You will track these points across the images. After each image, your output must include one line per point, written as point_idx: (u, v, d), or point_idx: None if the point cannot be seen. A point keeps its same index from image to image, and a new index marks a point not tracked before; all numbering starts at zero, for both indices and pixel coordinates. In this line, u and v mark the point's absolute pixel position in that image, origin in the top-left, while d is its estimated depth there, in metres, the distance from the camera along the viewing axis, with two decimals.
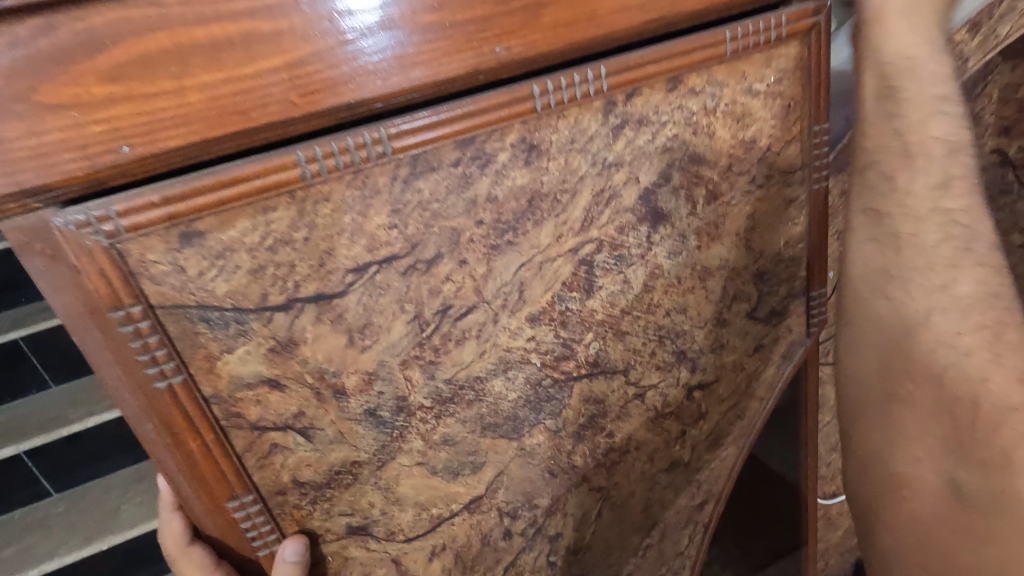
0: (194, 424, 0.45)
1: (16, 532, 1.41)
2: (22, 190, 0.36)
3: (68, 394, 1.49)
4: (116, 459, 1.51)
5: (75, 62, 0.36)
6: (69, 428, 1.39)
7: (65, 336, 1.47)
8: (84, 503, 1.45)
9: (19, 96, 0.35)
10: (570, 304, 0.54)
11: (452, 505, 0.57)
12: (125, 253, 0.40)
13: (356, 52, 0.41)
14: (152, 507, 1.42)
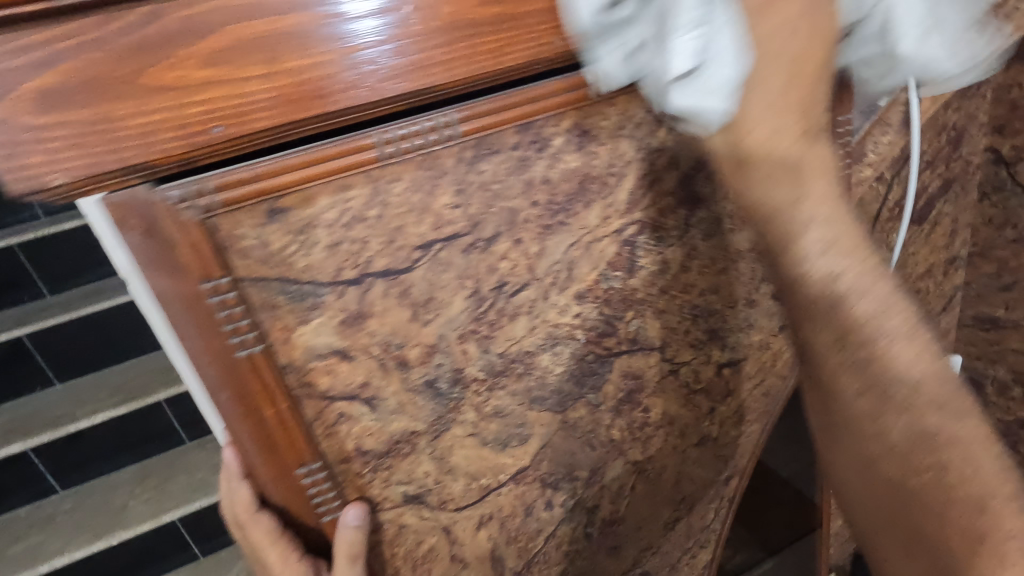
0: (269, 393, 0.48)
1: (29, 527, 1.56)
2: (125, 166, 0.39)
3: (72, 392, 1.66)
4: (115, 459, 1.66)
5: (178, 46, 0.38)
6: (75, 425, 1.55)
7: (66, 338, 1.63)
8: (90, 501, 1.61)
9: (130, 79, 0.37)
10: (614, 282, 0.57)
11: (500, 475, 0.60)
12: (217, 227, 0.42)
13: (359, 60, 0.42)
14: (157, 504, 1.57)
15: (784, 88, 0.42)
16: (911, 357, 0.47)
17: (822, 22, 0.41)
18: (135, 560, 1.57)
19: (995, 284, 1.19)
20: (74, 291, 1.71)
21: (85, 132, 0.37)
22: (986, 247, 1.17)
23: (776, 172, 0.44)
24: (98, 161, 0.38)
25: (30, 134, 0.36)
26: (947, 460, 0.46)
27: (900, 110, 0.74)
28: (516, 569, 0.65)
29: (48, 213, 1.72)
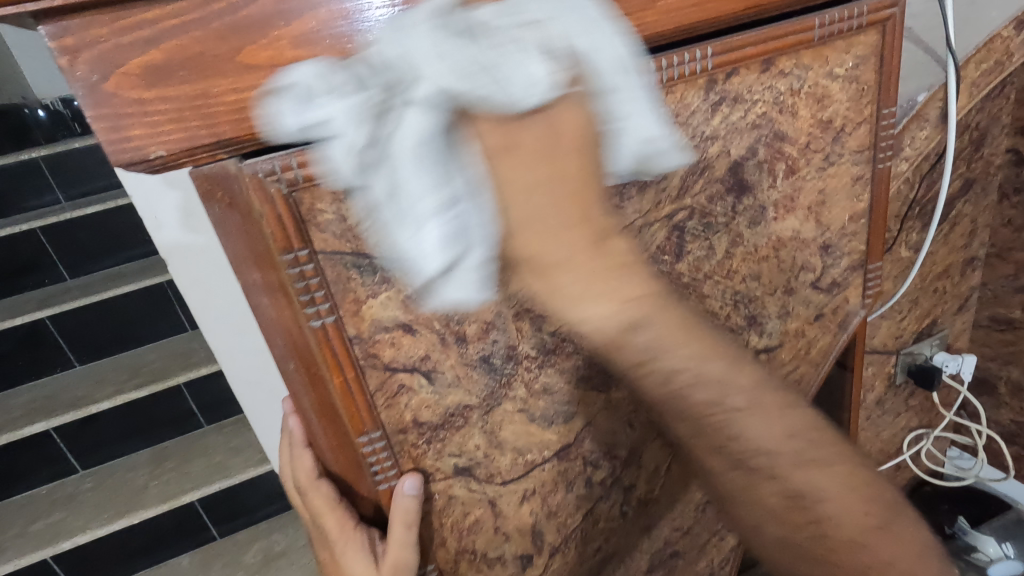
0: (337, 362, 0.50)
1: (53, 503, 1.60)
2: (217, 141, 0.41)
3: (95, 373, 1.69)
4: (137, 440, 1.69)
5: (273, 27, 0.40)
6: (97, 406, 1.58)
7: (88, 320, 1.66)
8: (113, 479, 1.64)
9: (228, 59, 0.40)
10: (662, 265, 0.59)
11: (544, 451, 0.62)
12: (299, 202, 0.44)
13: None
14: (178, 484, 1.59)
15: (550, 225, 0.37)
16: (761, 425, 0.42)
17: (573, 150, 0.37)
18: (155, 539, 1.60)
19: (1012, 285, 1.20)
20: (95, 275, 1.74)
21: (183, 108, 0.39)
22: (1005, 249, 1.18)
23: (577, 294, 0.39)
24: (193, 135, 0.40)
25: (133, 107, 0.38)
26: (825, 516, 0.42)
27: (937, 106, 0.76)
28: (555, 545, 0.67)
29: (69, 198, 1.74)
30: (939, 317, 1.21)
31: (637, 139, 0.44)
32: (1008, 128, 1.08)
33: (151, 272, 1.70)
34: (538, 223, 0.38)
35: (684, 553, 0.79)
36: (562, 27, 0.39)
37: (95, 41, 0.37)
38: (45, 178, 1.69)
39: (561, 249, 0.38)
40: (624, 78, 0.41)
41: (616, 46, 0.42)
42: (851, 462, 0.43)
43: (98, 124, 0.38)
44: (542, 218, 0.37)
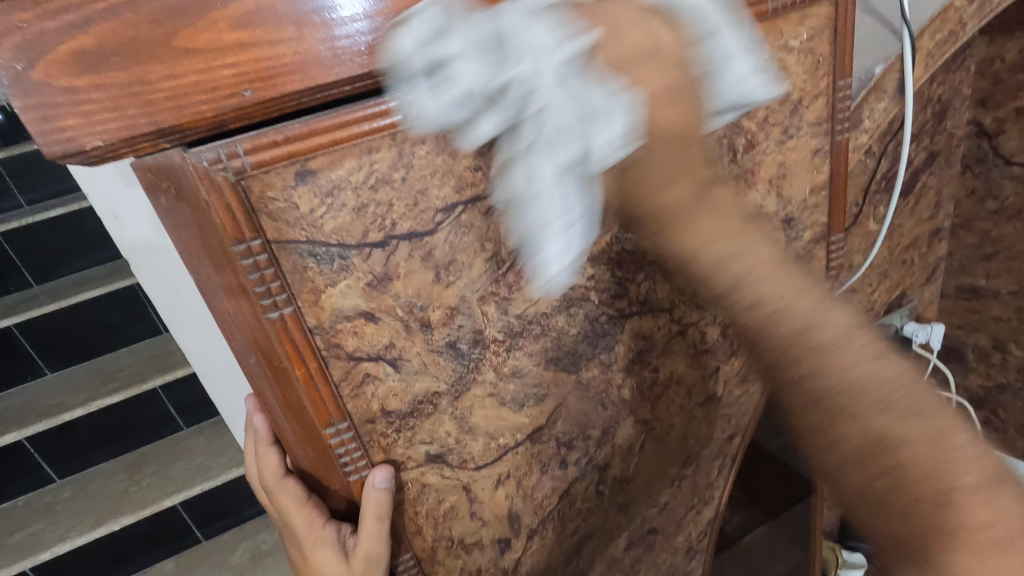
0: (298, 353, 0.49)
1: (29, 515, 1.56)
2: (158, 130, 0.40)
3: (65, 381, 1.65)
4: (112, 446, 1.66)
5: (211, 9, 0.39)
6: (71, 414, 1.54)
7: (56, 326, 1.62)
8: (89, 488, 1.61)
9: (167, 44, 0.38)
10: (626, 244, 0.59)
11: (517, 435, 0.62)
12: (249, 190, 0.43)
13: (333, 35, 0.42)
14: (157, 489, 1.56)
15: (669, 171, 0.44)
16: (856, 359, 0.45)
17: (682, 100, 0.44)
18: (138, 545, 1.58)
19: (977, 255, 1.22)
20: (61, 281, 1.69)
21: (118, 96, 0.38)
22: (967, 220, 1.20)
23: (693, 229, 0.44)
24: (133, 124, 0.39)
25: (64, 97, 0.37)
26: (910, 457, 0.42)
27: (894, 78, 0.77)
28: (532, 527, 0.67)
29: (30, 202, 1.69)
30: (907, 289, 1.23)
31: (736, 77, 0.50)
32: (970, 99, 1.10)
33: (120, 275, 1.66)
34: (660, 172, 0.44)
35: (662, 529, 0.79)
36: None
37: (18, 27, 0.35)
38: (4, 182, 1.63)
39: (671, 202, 0.44)
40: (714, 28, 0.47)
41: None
42: (942, 419, 0.44)
43: (28, 114, 0.37)
44: (654, 169, 0.44)
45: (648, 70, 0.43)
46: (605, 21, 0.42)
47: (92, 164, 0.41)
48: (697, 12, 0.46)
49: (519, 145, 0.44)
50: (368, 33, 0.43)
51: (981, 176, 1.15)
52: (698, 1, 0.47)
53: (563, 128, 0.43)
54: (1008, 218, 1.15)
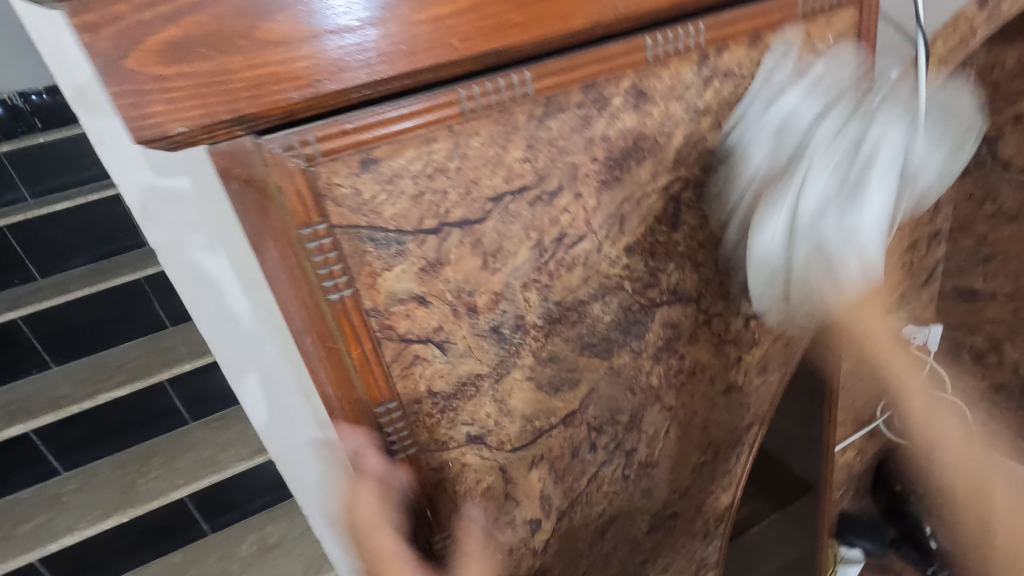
0: (355, 334, 0.51)
1: (35, 506, 1.56)
2: (236, 117, 0.42)
3: (72, 374, 1.65)
4: (121, 438, 1.67)
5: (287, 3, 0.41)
6: (79, 406, 1.54)
7: (63, 319, 1.62)
8: (96, 480, 1.61)
9: (252, 36, 0.40)
10: (659, 236, 0.62)
11: (552, 418, 0.65)
12: (317, 176, 0.46)
13: (340, 46, 0.43)
14: (165, 482, 1.56)
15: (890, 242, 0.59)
16: None
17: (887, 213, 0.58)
18: (146, 537, 1.59)
19: (975, 257, 1.27)
20: (66, 274, 1.69)
21: (202, 85, 0.40)
22: (966, 223, 1.25)
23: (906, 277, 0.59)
24: (213, 112, 0.41)
25: (154, 84, 0.39)
26: None
27: None
28: (561, 508, 0.70)
29: (35, 194, 1.69)
30: (906, 289, 1.27)
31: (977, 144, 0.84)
32: None
33: (127, 269, 1.66)
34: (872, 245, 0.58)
35: (682, 513, 0.82)
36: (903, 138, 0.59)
37: (117, 17, 0.37)
38: (8, 174, 1.64)
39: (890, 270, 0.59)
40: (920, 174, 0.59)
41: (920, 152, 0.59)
42: None
43: (119, 101, 0.39)
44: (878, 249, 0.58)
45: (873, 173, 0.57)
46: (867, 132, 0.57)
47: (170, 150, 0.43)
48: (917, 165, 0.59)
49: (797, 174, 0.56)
50: (435, 28, 0.45)
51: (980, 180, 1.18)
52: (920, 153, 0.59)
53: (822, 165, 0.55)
54: (1006, 221, 1.18)
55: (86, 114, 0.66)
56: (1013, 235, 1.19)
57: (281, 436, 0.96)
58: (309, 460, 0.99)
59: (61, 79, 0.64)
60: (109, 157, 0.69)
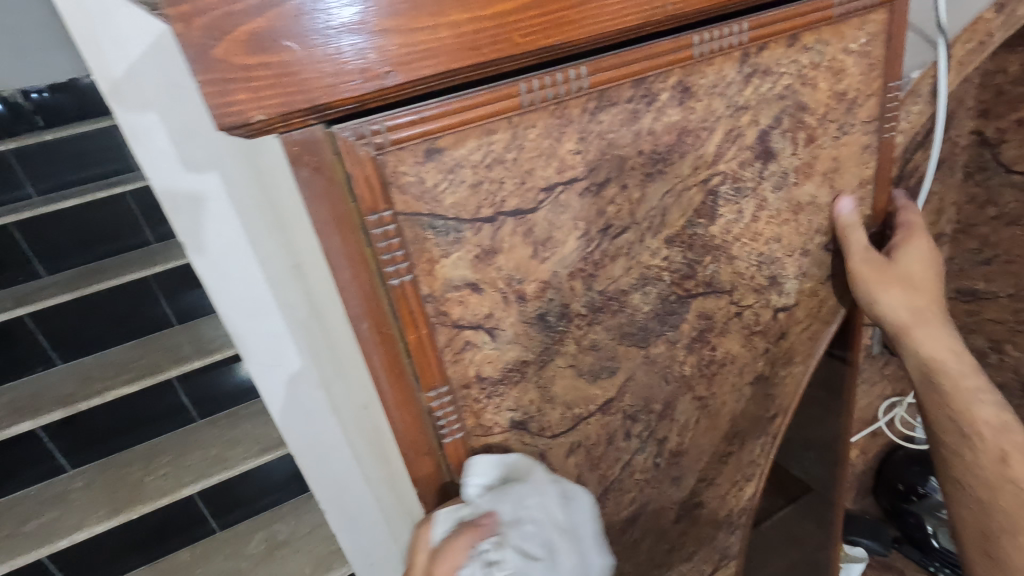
0: (412, 318, 0.54)
1: (43, 504, 1.54)
2: (312, 107, 0.44)
3: (79, 370, 1.63)
4: (129, 436, 1.65)
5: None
6: (88, 403, 1.50)
7: (70, 316, 1.59)
8: (102, 478, 1.59)
9: (327, 32, 0.42)
10: (697, 228, 0.64)
11: (590, 406, 0.67)
12: (385, 163, 0.49)
13: (330, 52, 0.43)
14: (176, 478, 1.54)
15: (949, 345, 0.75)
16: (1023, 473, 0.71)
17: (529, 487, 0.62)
18: (156, 533, 1.59)
19: (976, 258, 1.24)
20: (71, 271, 1.67)
21: (284, 75, 0.42)
22: (969, 225, 1.22)
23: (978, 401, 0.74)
24: (291, 102, 0.43)
25: (240, 73, 0.41)
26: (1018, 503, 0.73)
27: (929, 82, 0.82)
28: (597, 494, 0.72)
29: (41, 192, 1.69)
30: None
31: None
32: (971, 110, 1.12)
33: (134, 266, 1.64)
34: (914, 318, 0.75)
35: (707, 503, 0.84)
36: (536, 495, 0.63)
37: (208, 9, 0.39)
38: (14, 171, 1.63)
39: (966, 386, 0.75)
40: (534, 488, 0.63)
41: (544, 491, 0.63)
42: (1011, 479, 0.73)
43: (206, 89, 0.41)
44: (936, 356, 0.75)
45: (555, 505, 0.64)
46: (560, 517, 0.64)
47: (246, 134, 0.45)
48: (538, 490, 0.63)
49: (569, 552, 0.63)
50: (498, 24, 0.47)
51: (982, 183, 1.17)
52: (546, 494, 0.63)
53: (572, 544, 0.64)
54: (1006, 223, 1.16)
55: (120, 110, 0.65)
56: (1015, 237, 1.16)
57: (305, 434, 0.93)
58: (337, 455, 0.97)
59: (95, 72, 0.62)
60: (142, 152, 0.68)
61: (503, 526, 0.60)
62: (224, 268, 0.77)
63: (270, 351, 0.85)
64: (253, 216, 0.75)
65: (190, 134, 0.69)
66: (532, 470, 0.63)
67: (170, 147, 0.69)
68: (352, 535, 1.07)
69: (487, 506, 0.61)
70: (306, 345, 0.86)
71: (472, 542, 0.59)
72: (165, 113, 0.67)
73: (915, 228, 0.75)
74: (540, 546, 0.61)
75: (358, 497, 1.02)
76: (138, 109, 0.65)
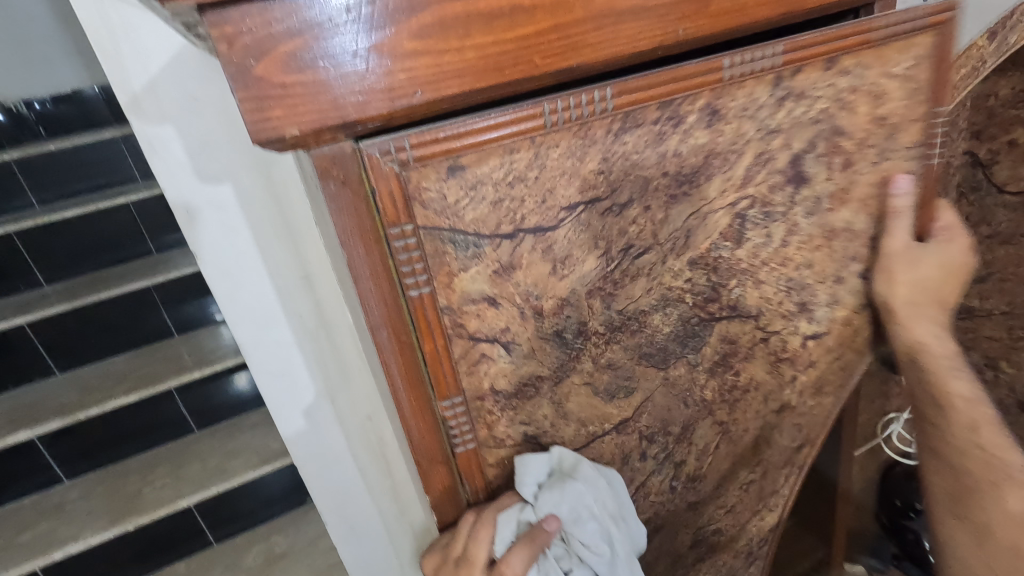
0: (428, 328, 0.55)
1: (33, 516, 1.47)
2: (344, 122, 0.46)
3: (76, 381, 1.59)
4: (123, 450, 1.59)
5: (395, 22, 0.44)
6: (86, 412, 1.46)
7: (70, 327, 1.57)
8: (100, 489, 1.53)
9: (356, 53, 0.44)
10: (723, 251, 0.63)
11: (605, 424, 0.65)
12: (408, 179, 0.50)
13: (350, 73, 0.44)
14: (172, 489, 1.49)
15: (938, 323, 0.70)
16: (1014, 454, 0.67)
17: (584, 491, 0.61)
18: (154, 547, 1.52)
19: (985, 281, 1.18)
20: (73, 282, 1.66)
21: (315, 94, 0.44)
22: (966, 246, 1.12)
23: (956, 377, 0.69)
24: (323, 119, 0.45)
25: (276, 90, 0.43)
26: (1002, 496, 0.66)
27: None
28: None
29: (42, 202, 1.69)
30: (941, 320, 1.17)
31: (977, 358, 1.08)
32: None
33: (135, 277, 1.62)
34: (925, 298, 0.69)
35: (725, 530, 0.81)
36: (592, 494, 0.62)
37: (251, 29, 0.41)
38: (18, 181, 1.63)
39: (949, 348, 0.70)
40: (589, 487, 0.62)
41: (597, 487, 0.63)
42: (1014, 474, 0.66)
43: (246, 106, 0.43)
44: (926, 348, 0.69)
45: (609, 497, 0.63)
46: (614, 510, 0.64)
47: (278, 149, 0.47)
48: (592, 484, 0.63)
49: (625, 542, 0.64)
50: (520, 46, 0.47)
51: None
52: (597, 488, 0.63)
53: (626, 532, 0.65)
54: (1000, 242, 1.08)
55: (137, 120, 0.62)
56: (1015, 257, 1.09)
57: (307, 446, 0.91)
58: (342, 468, 0.94)
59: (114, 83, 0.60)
60: (157, 163, 0.65)
61: (565, 524, 0.62)
62: (234, 278, 0.75)
63: (276, 363, 0.83)
64: (265, 230, 0.72)
65: (208, 147, 0.65)
66: (579, 465, 0.63)
67: (185, 158, 0.66)
68: (352, 551, 1.03)
69: (545, 507, 0.62)
70: (313, 357, 0.83)
71: (536, 546, 0.61)
72: (181, 124, 0.63)
73: (956, 231, 0.69)
74: (602, 543, 0.62)
75: (362, 511, 0.98)
76: (156, 120, 0.62)
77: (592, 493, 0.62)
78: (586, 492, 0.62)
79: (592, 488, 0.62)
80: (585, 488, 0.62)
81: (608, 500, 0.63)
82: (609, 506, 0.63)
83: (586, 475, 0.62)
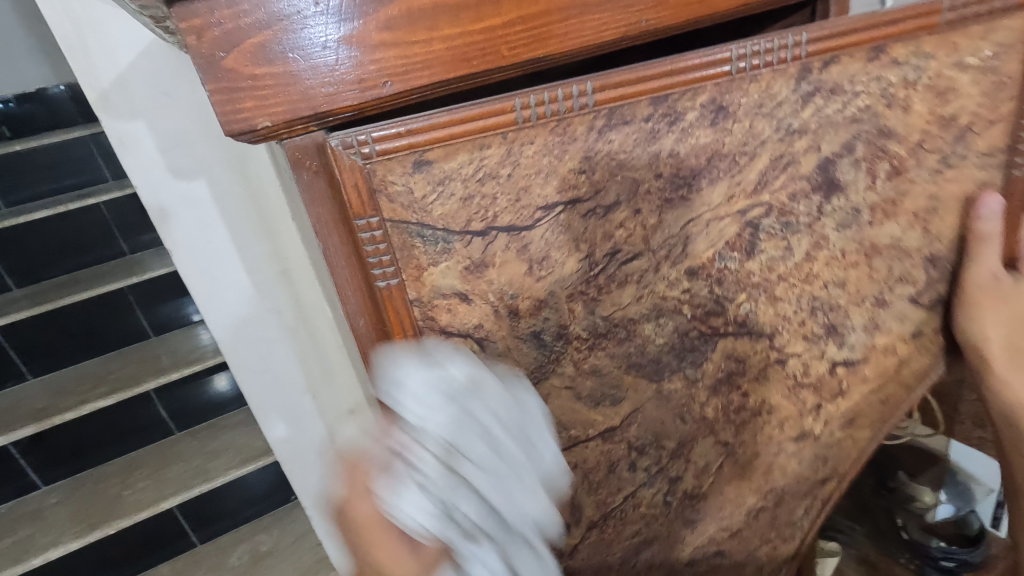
0: (400, 322, 0.52)
1: (11, 524, 1.26)
2: (315, 114, 0.43)
3: (56, 383, 1.36)
4: (107, 449, 1.37)
5: (363, 14, 0.41)
6: (60, 417, 1.24)
7: (49, 324, 1.34)
8: (81, 492, 1.31)
9: (326, 46, 0.41)
10: (729, 262, 0.57)
11: (589, 430, 0.61)
12: (373, 173, 0.47)
13: (319, 66, 0.42)
14: (153, 490, 1.28)
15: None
16: None
17: (473, 399, 0.49)
18: (137, 550, 1.31)
19: None
20: (46, 284, 1.43)
21: (286, 86, 0.41)
22: None
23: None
24: (295, 109, 0.42)
25: (247, 83, 0.41)
26: None
27: None
28: (592, 520, 0.64)
29: None
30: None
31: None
32: None
33: (107, 277, 1.39)
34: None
35: (729, 555, 0.72)
36: (486, 405, 0.50)
37: (220, 22, 0.39)
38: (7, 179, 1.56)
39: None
40: (481, 400, 0.50)
41: (494, 400, 0.50)
42: None
43: (216, 97, 0.40)
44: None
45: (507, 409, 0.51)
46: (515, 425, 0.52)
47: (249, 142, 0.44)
48: (486, 395, 0.50)
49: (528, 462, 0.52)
50: (490, 38, 0.45)
51: None
52: (496, 398, 0.51)
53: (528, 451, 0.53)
54: None
55: (109, 118, 0.68)
56: None
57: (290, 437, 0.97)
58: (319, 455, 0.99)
59: (85, 84, 0.67)
60: (128, 157, 0.71)
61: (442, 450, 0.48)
62: (211, 271, 0.80)
63: (254, 353, 0.87)
64: (237, 222, 0.78)
65: (180, 143, 0.72)
66: (468, 371, 0.50)
67: (158, 155, 0.72)
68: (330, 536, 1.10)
69: (420, 433, 0.47)
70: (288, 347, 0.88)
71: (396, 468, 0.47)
72: (150, 121, 0.70)
73: None
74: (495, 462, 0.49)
75: None
76: (127, 117, 0.69)
77: (485, 405, 0.50)
78: (477, 399, 0.49)
79: (486, 401, 0.50)
80: (476, 401, 0.49)
81: (507, 411, 0.51)
82: (507, 416, 0.51)
83: (478, 383, 0.50)
